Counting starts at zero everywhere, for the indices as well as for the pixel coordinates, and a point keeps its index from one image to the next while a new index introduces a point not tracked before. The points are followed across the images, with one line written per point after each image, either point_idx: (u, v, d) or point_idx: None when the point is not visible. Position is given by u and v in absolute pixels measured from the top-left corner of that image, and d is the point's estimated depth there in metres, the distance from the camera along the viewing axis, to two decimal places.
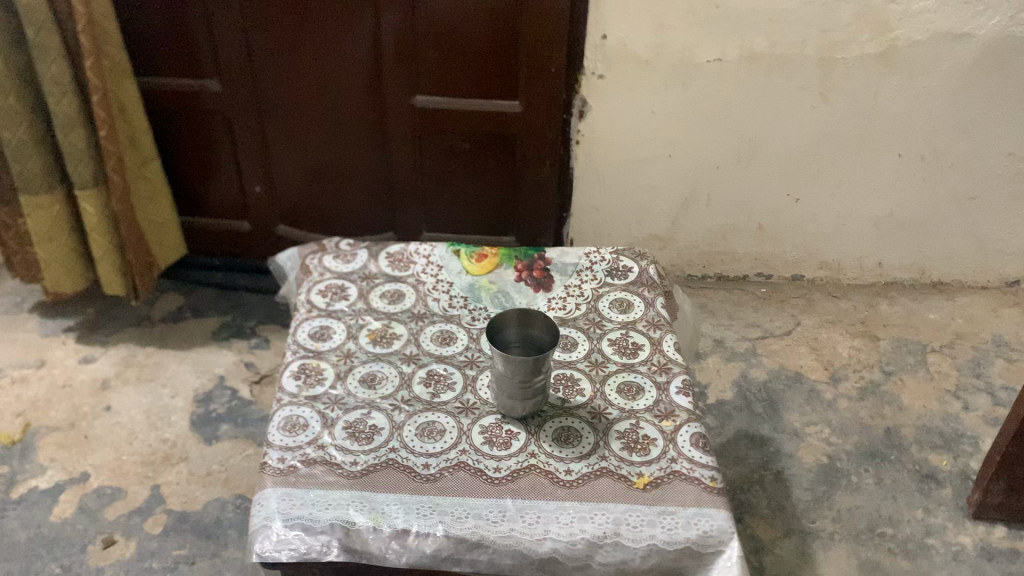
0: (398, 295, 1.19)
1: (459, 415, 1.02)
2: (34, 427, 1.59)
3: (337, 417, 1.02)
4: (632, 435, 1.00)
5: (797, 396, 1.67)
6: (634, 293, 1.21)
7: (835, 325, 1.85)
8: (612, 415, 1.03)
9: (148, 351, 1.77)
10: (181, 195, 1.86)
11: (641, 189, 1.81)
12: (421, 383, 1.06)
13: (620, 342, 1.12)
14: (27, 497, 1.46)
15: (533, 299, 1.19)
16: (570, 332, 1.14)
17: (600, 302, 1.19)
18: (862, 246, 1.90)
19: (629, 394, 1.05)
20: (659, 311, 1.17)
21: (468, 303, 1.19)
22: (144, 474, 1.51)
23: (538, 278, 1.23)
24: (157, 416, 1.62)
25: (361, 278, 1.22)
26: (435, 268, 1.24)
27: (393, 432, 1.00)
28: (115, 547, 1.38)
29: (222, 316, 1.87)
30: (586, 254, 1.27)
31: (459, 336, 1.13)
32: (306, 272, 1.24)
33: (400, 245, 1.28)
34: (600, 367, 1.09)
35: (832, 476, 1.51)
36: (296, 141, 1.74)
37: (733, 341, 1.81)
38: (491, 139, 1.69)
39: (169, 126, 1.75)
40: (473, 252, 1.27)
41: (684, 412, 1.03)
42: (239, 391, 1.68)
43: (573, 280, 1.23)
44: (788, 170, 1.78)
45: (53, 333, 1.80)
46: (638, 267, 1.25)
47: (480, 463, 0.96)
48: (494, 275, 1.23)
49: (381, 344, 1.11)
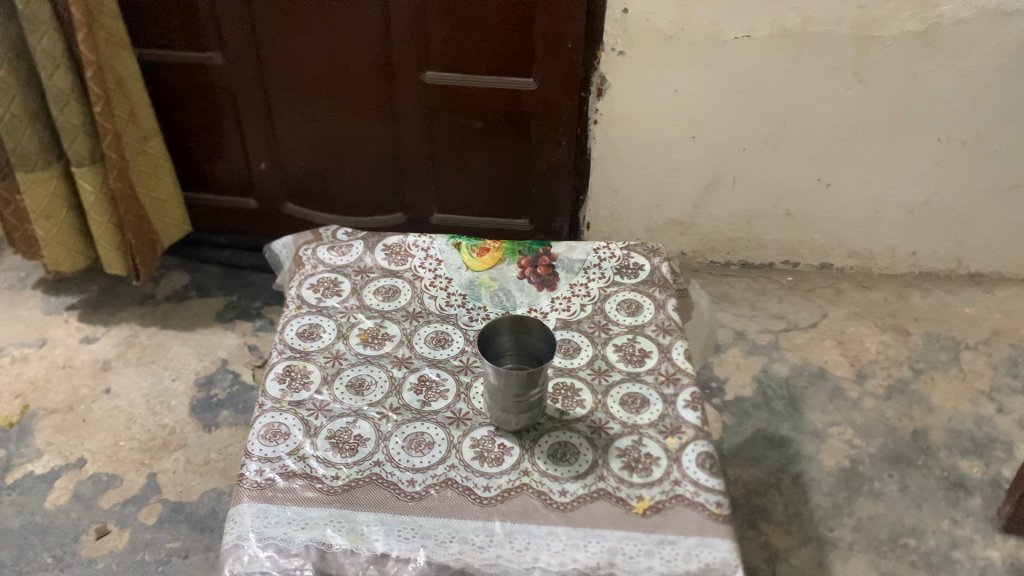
0: (393, 292, 1.12)
1: (449, 427, 0.96)
2: (33, 408, 1.56)
3: (321, 427, 0.96)
4: (633, 454, 0.94)
5: (820, 394, 1.59)
6: (644, 293, 1.12)
7: (864, 318, 1.76)
8: (614, 430, 0.96)
9: (150, 332, 1.72)
10: (185, 170, 1.80)
11: (662, 172, 1.72)
12: (412, 390, 1.00)
13: (626, 348, 1.05)
14: (22, 482, 1.44)
15: (536, 299, 1.11)
16: (572, 337, 1.06)
17: (607, 303, 1.11)
18: (895, 235, 1.80)
19: (633, 407, 0.98)
20: (669, 315, 1.09)
21: (466, 301, 1.11)
22: (142, 461, 1.48)
23: (542, 276, 1.14)
24: (158, 400, 1.58)
25: (356, 272, 1.15)
26: (434, 262, 1.16)
27: (379, 444, 0.94)
28: (108, 538, 1.36)
29: (228, 295, 1.81)
30: (595, 249, 1.18)
31: (454, 339, 1.06)
32: (299, 264, 1.17)
33: (398, 236, 1.20)
34: (603, 376, 1.02)
35: (854, 482, 1.44)
36: (303, 118, 1.67)
37: (755, 333, 1.72)
38: (506, 118, 1.61)
39: (171, 101, 1.68)
40: (474, 245, 1.18)
41: (692, 428, 0.96)
42: (241, 375, 1.63)
43: (579, 278, 1.14)
44: (818, 155, 1.68)
45: (56, 311, 1.76)
46: (649, 265, 1.16)
47: (469, 481, 0.91)
48: (496, 271, 1.15)
49: (371, 345, 1.05)
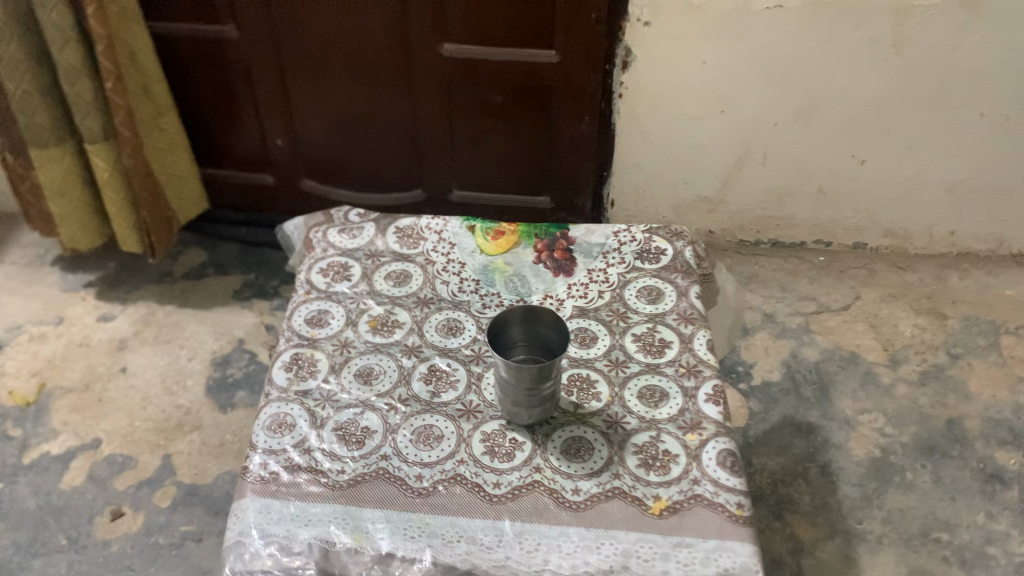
0: (405, 277, 1.08)
1: (459, 419, 0.92)
2: (49, 387, 1.55)
3: (328, 418, 0.93)
4: (650, 451, 0.89)
5: (850, 380, 1.54)
6: (666, 280, 1.07)
7: (899, 300, 1.69)
8: (630, 425, 0.92)
9: (167, 311, 1.70)
10: (202, 145, 1.77)
11: (689, 148, 1.65)
12: (421, 381, 0.96)
13: (646, 338, 1.00)
14: (38, 462, 1.43)
15: (552, 285, 1.07)
16: (589, 325, 1.02)
17: (627, 290, 1.06)
18: (933, 214, 1.73)
19: (651, 401, 0.94)
20: (692, 303, 1.04)
21: (479, 287, 1.07)
22: (157, 443, 1.46)
23: (559, 260, 1.10)
24: (173, 379, 1.57)
25: (367, 255, 1.11)
26: (447, 245, 1.12)
27: (386, 437, 0.91)
28: (123, 520, 1.35)
29: (246, 273, 1.79)
30: (615, 232, 1.13)
31: (467, 327, 1.02)
32: (308, 247, 1.13)
33: (411, 218, 1.15)
34: (621, 368, 0.98)
35: (885, 472, 1.39)
36: (318, 92, 1.63)
37: (785, 316, 1.66)
38: (526, 92, 1.55)
39: (186, 75, 1.65)
40: (489, 228, 1.14)
41: (712, 424, 0.92)
42: (258, 355, 1.61)
43: (598, 264, 1.09)
44: (852, 130, 1.60)
45: (74, 288, 1.75)
46: (672, 249, 1.11)
47: (478, 477, 0.87)
48: (511, 255, 1.10)
49: (380, 333, 1.01)
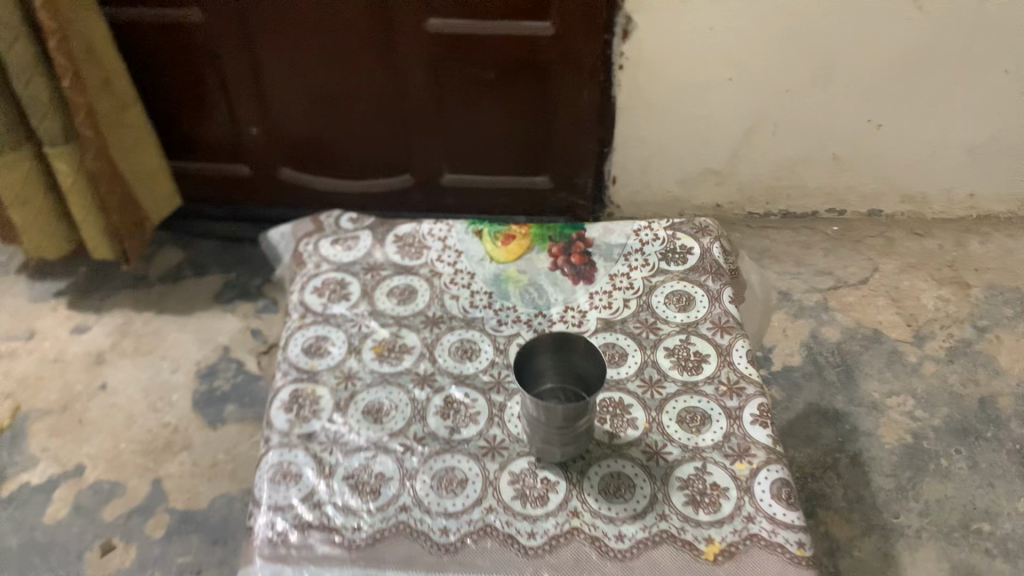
0: (409, 293, 0.98)
1: (483, 459, 0.84)
2: (24, 410, 1.45)
3: (338, 465, 0.84)
4: (697, 486, 0.81)
5: (876, 361, 1.46)
6: (696, 283, 0.97)
7: (919, 271, 1.61)
8: (672, 456, 0.83)
9: (146, 318, 1.59)
10: (171, 138, 1.64)
11: (696, 119, 1.55)
12: (438, 415, 0.87)
13: (680, 352, 0.91)
14: (17, 495, 1.33)
15: (572, 294, 0.97)
16: (617, 340, 0.93)
17: (655, 296, 0.96)
18: (951, 176, 1.64)
19: (693, 426, 0.85)
20: (727, 309, 0.95)
21: (492, 300, 0.97)
22: (145, 466, 1.37)
23: (577, 266, 1.00)
24: (157, 395, 1.46)
25: (365, 270, 1.01)
26: (453, 254, 1.02)
27: (404, 484, 0.82)
28: (114, 554, 1.26)
29: (227, 273, 1.68)
30: (635, 231, 1.03)
31: (483, 349, 0.92)
32: (300, 263, 1.03)
33: (411, 225, 1.05)
34: (656, 389, 0.88)
35: (918, 459, 1.33)
36: (295, 77, 1.50)
37: (801, 293, 1.57)
38: (521, 68, 1.44)
39: (149, 64, 1.51)
40: (497, 231, 1.04)
41: (762, 450, 0.83)
42: (246, 364, 1.51)
43: (620, 268, 0.99)
44: (869, 93, 1.51)
45: (44, 298, 1.63)
46: (699, 247, 1.01)
47: (510, 527, 0.79)
48: (524, 262, 1.00)
49: (388, 360, 0.92)
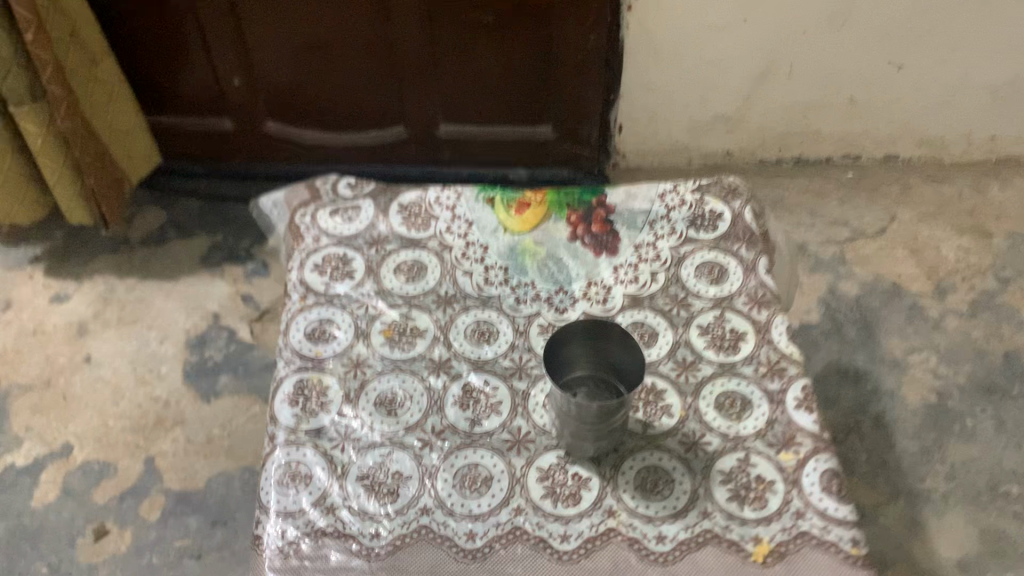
0: (418, 270, 0.90)
1: (508, 454, 0.77)
2: (4, 387, 1.37)
3: (351, 463, 0.77)
4: (741, 480, 0.75)
5: (896, 316, 1.40)
6: (727, 252, 0.90)
7: (937, 219, 1.55)
8: (713, 446, 0.77)
9: (129, 285, 1.50)
10: (145, 92, 1.53)
11: (707, 63, 1.45)
12: (457, 406, 0.80)
13: (715, 330, 0.84)
14: (2, 478, 1.26)
15: (594, 268, 0.90)
16: (646, 319, 0.86)
17: (684, 268, 0.89)
18: (972, 118, 1.56)
19: (732, 412, 0.79)
20: (763, 281, 0.87)
21: (509, 276, 0.90)
22: (137, 444, 1.30)
23: (598, 236, 0.92)
24: (146, 367, 1.39)
25: (368, 244, 0.93)
26: (463, 224, 0.94)
27: (424, 484, 0.76)
28: (108, 539, 1.20)
29: (213, 234, 1.59)
30: (660, 194, 0.95)
31: (501, 331, 0.85)
32: (296, 237, 0.94)
33: (416, 192, 0.96)
34: (691, 372, 0.82)
35: (942, 419, 1.28)
36: (277, 23, 1.39)
37: (817, 245, 1.51)
38: (523, 10, 1.34)
39: (117, 12, 1.39)
40: (511, 198, 0.95)
41: (809, 438, 0.77)
42: (238, 332, 1.43)
43: (645, 237, 0.92)
44: (892, 33, 1.41)
45: (19, 264, 1.54)
46: (729, 212, 0.93)
47: (542, 530, 0.73)
48: (541, 232, 0.93)
49: (399, 345, 0.85)
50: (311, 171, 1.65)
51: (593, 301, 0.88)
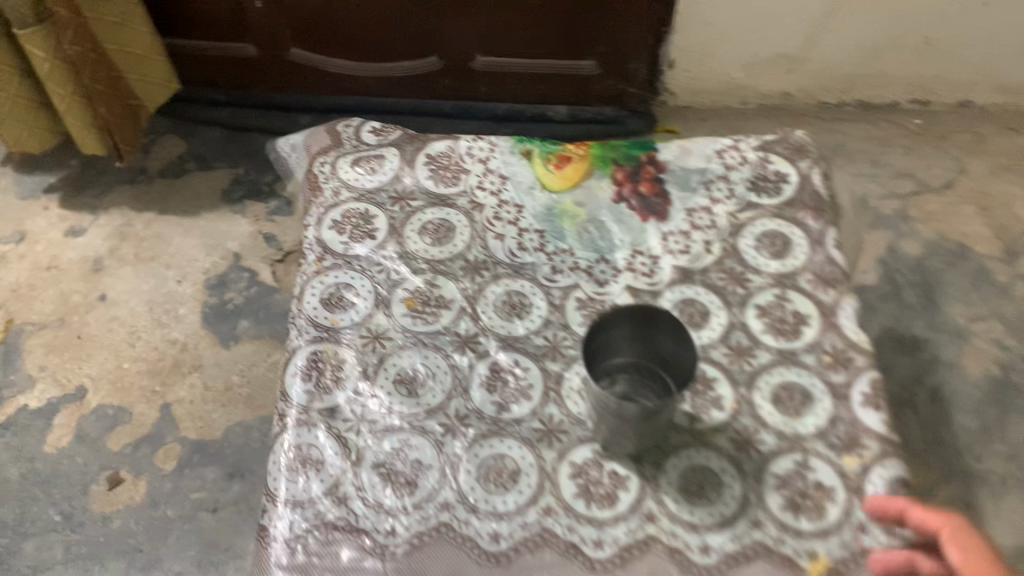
0: (445, 231, 0.82)
1: (538, 445, 0.70)
2: (19, 324, 1.32)
3: (367, 448, 0.71)
4: (797, 486, 0.67)
5: (960, 280, 1.30)
6: (792, 221, 0.80)
7: (1013, 173, 1.42)
8: (767, 445, 0.69)
9: (147, 220, 1.43)
10: (163, 15, 1.44)
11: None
12: (483, 388, 0.73)
13: (774, 312, 0.76)
14: (16, 420, 1.22)
15: (641, 235, 0.81)
16: (697, 296, 0.77)
17: (742, 239, 0.80)
18: None
19: (791, 407, 0.71)
20: (831, 256, 0.78)
21: (546, 241, 0.81)
22: (153, 389, 1.24)
23: (646, 197, 0.83)
24: (163, 308, 1.33)
25: (392, 200, 0.84)
26: (498, 180, 0.85)
27: (444, 476, 0.69)
28: (122, 488, 1.16)
29: (235, 167, 1.51)
30: (717, 152, 0.86)
31: (535, 303, 0.77)
32: (315, 189, 0.86)
33: (445, 142, 0.88)
34: (746, 359, 0.74)
35: (1007, 396, 1.18)
36: None
37: (878, 199, 1.40)
38: None
39: None
40: (550, 151, 0.87)
41: (875, 440, 0.68)
42: (259, 274, 1.36)
43: (699, 200, 0.83)
44: None
45: (33, 194, 1.47)
46: (796, 173, 0.83)
47: (573, 535, 0.66)
48: (582, 192, 0.84)
49: (422, 317, 0.77)
50: (337, 114, 1.57)
51: (639, 273, 0.79)
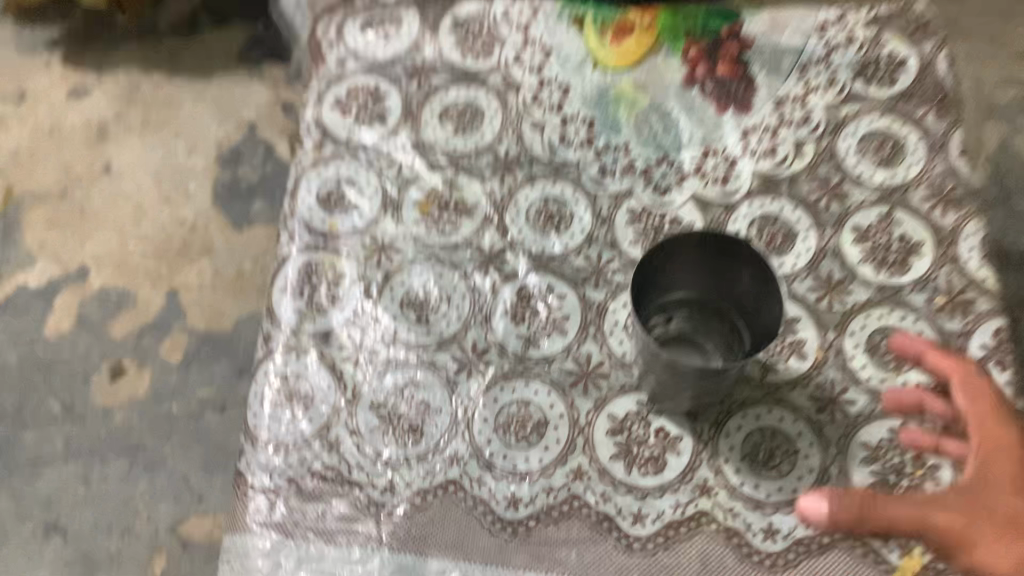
0: (472, 116, 0.66)
1: (571, 393, 0.57)
2: None
3: (364, 384, 0.58)
4: (890, 460, 0.55)
5: None
6: (908, 119, 0.63)
7: None
8: (855, 407, 0.56)
9: (155, 83, 1.11)
10: None
11: None
12: (508, 317, 0.60)
13: (877, 236, 0.60)
14: None
15: (714, 130, 0.64)
16: (780, 211, 0.62)
17: (843, 140, 0.63)
18: None
19: (888, 359, 0.57)
20: (956, 165, 0.61)
21: (594, 134, 0.65)
22: (163, 271, 1.02)
23: (725, 82, 0.65)
24: None
25: (409, 74, 0.67)
26: (540, 51, 0.67)
27: (456, 424, 0.57)
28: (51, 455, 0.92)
29: None
30: (822, 24, 0.66)
31: (575, 209, 0.63)
32: (314, 57, 0.68)
33: (478, 1, 0.69)
34: (837, 295, 0.59)
35: None
36: None
37: None
38: None
39: None
40: (608, 18, 0.67)
41: None
42: None
43: (792, 89, 0.65)
44: None
45: None
46: (920, 56, 0.64)
47: (608, 505, 0.54)
48: (645, 72, 0.66)
49: (438, 225, 0.63)
50: None
51: (710, 180, 0.63)
